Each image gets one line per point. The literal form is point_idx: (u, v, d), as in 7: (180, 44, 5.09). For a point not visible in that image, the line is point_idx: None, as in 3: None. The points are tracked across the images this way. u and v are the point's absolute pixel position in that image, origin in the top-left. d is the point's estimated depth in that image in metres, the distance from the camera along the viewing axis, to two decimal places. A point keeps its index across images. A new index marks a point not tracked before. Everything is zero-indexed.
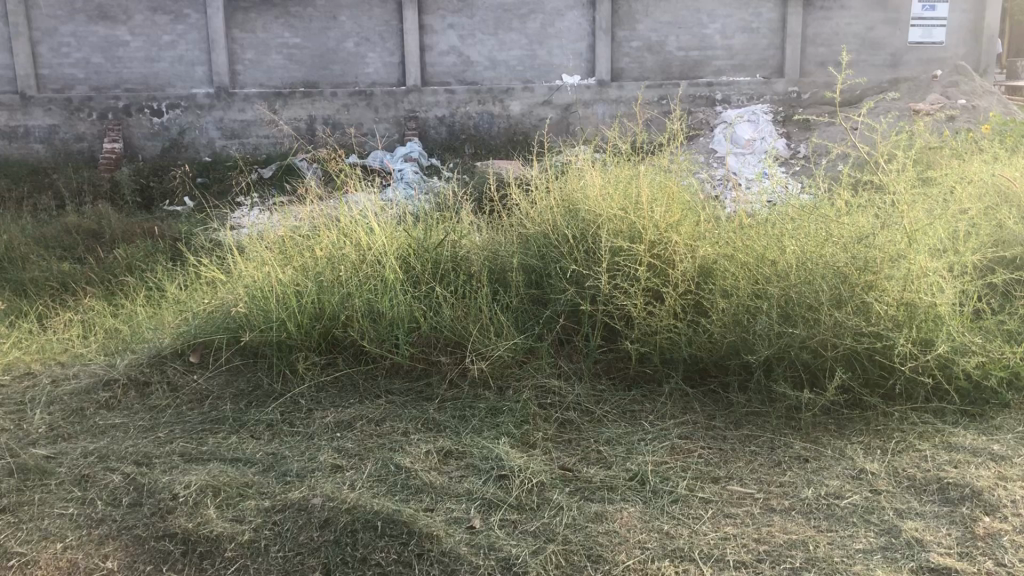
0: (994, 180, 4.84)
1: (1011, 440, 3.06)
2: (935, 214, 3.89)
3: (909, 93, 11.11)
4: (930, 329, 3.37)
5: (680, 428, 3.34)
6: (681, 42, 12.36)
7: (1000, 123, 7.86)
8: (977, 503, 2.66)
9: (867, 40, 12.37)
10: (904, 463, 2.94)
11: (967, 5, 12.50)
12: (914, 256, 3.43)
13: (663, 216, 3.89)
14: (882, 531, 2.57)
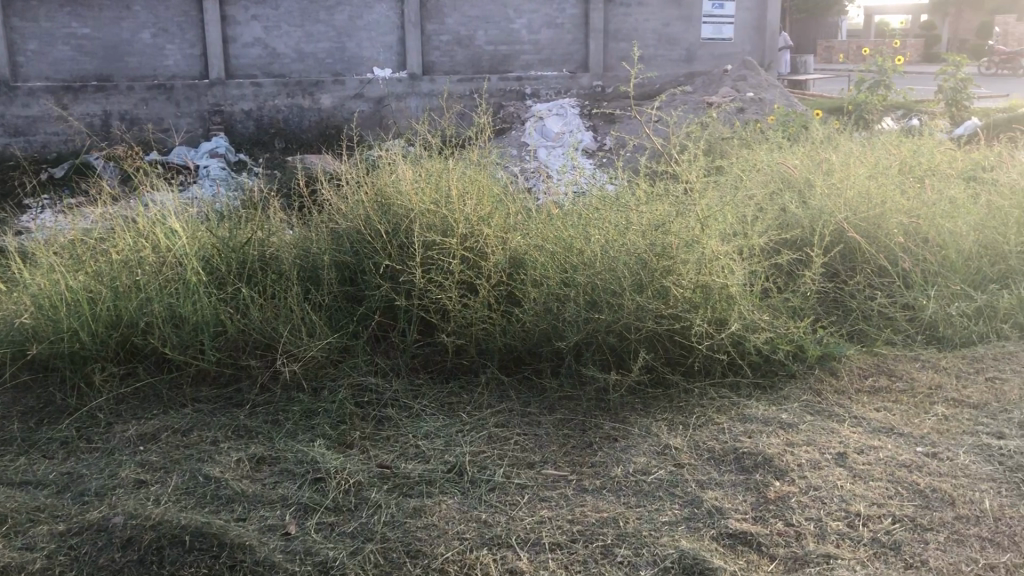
0: (777, 167, 5.20)
1: (797, 409, 3.30)
2: (725, 201, 4.14)
3: (704, 86, 11.83)
4: (723, 309, 3.59)
5: (496, 417, 3.39)
6: (489, 36, 12.50)
7: (783, 114, 8.43)
8: (769, 469, 2.86)
9: (664, 36, 12.92)
10: (705, 436, 3.12)
11: (750, 4, 13.29)
12: (706, 240, 3.64)
13: (474, 209, 3.93)
14: (686, 503, 2.72)
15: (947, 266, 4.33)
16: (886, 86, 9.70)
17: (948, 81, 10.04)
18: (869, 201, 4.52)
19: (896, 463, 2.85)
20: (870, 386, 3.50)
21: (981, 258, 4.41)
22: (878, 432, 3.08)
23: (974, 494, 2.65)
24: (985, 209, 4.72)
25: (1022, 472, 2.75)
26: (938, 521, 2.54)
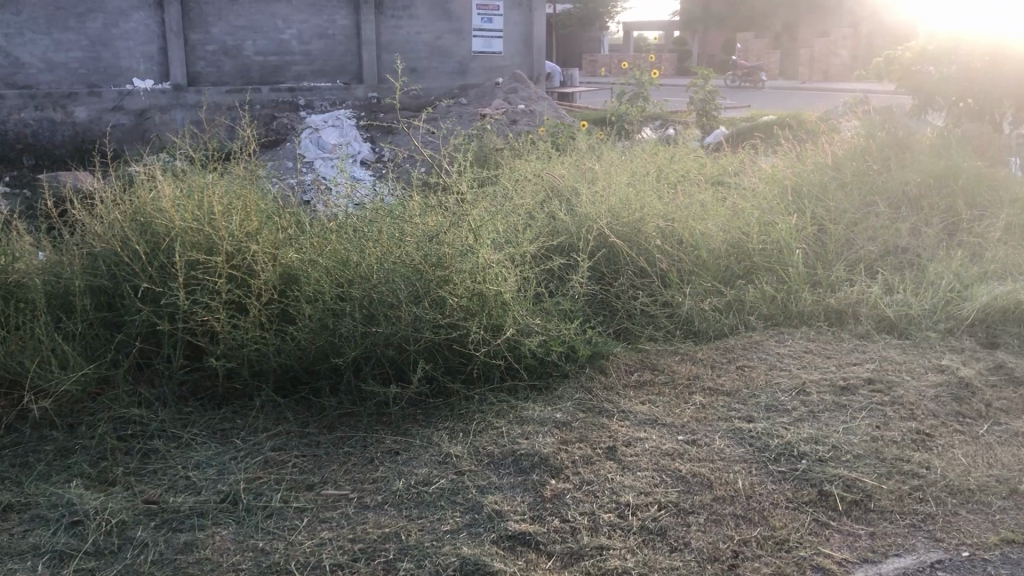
0: (544, 177, 5.40)
1: (570, 407, 3.43)
2: (495, 210, 4.24)
3: (477, 98, 12.10)
4: (499, 315, 3.64)
5: (273, 440, 3.28)
6: (258, 46, 11.83)
7: (553, 125, 8.73)
8: (545, 468, 2.94)
9: (437, 49, 12.98)
10: (484, 442, 3.16)
11: (518, 18, 13.83)
12: (480, 249, 3.69)
13: (240, 225, 3.78)
14: (467, 509, 2.75)
15: (699, 264, 4.66)
16: (643, 98, 10.36)
17: (698, 93, 10.80)
18: (628, 208, 4.78)
19: (661, 452, 3.02)
20: (636, 381, 3.69)
21: (729, 256, 4.77)
22: (644, 424, 3.26)
23: (729, 475, 2.86)
24: (731, 210, 5.12)
25: (769, 451, 2.99)
26: (698, 504, 2.71)
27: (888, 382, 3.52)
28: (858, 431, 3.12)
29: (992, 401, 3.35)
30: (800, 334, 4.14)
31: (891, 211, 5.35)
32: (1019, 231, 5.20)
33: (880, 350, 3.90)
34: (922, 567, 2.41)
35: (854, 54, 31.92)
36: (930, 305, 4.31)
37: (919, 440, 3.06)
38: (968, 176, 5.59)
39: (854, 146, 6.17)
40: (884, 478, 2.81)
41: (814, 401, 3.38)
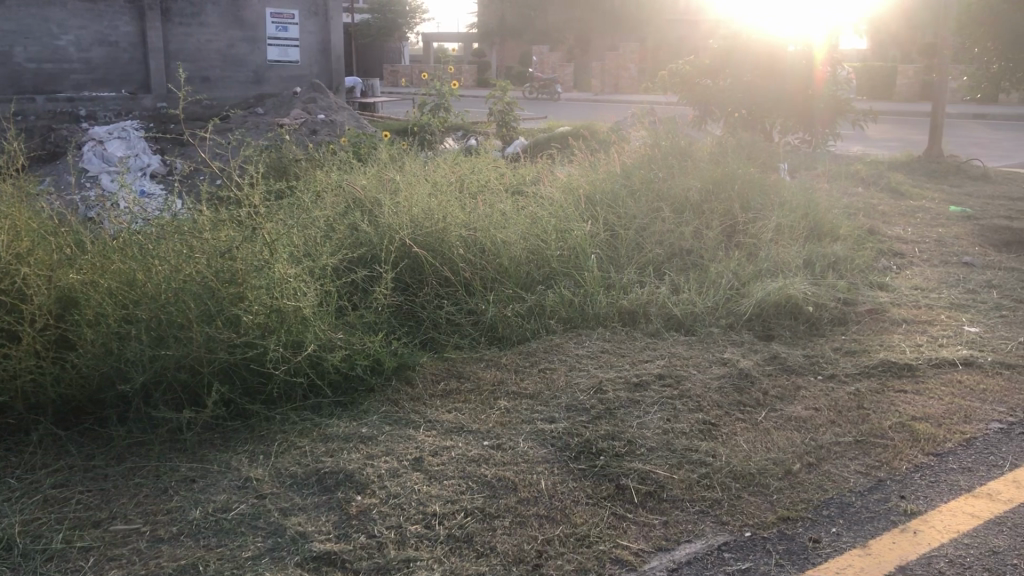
0: (345, 188, 5.31)
1: (375, 421, 3.39)
2: (290, 224, 4.14)
3: (275, 108, 11.78)
4: (299, 331, 3.56)
5: (54, 477, 3.04)
6: (30, 53, 10.72)
7: (355, 135, 8.62)
8: (350, 485, 2.89)
9: (230, 57, 12.50)
10: (287, 463, 3.07)
11: (313, 27, 13.57)
12: (274, 264, 3.60)
13: (9, 245, 3.49)
14: (269, 534, 2.66)
15: (501, 272, 4.74)
16: (444, 108, 10.46)
17: (496, 104, 10.97)
18: (430, 217, 4.79)
19: (466, 459, 3.05)
20: (442, 390, 3.70)
21: (529, 263, 4.89)
22: (449, 433, 3.28)
23: (532, 477, 2.92)
24: (529, 218, 5.23)
25: (569, 450, 3.09)
26: (503, 508, 2.76)
27: (677, 376, 3.73)
28: (651, 425, 3.28)
29: (769, 389, 3.61)
30: (597, 335, 4.30)
31: (676, 215, 5.64)
32: (789, 232, 5.64)
33: (669, 347, 4.12)
34: (710, 550, 2.52)
35: (642, 68, 33.66)
36: (713, 303, 4.59)
37: (706, 430, 3.25)
38: (741, 182, 6.02)
39: (642, 156, 6.49)
40: (674, 468, 2.96)
41: (611, 398, 3.52)
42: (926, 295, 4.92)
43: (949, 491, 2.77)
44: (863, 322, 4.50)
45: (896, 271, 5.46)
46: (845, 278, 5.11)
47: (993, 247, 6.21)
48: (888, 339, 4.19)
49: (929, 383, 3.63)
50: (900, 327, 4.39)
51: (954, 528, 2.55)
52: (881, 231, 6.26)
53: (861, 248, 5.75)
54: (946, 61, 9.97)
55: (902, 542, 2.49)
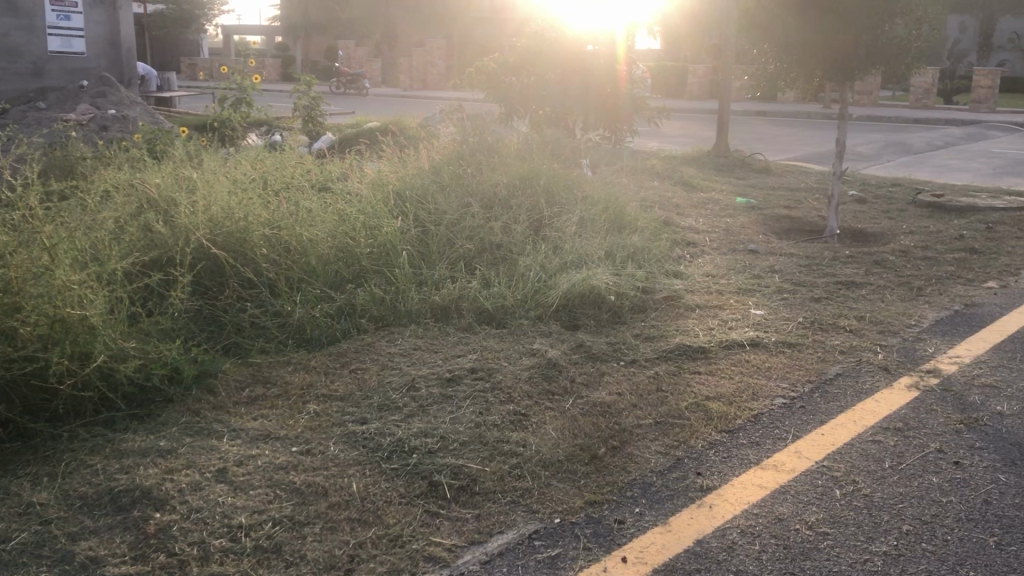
0: (139, 188, 5.01)
1: (175, 433, 3.21)
2: (73, 227, 3.88)
3: (58, 102, 10.95)
4: (86, 341, 3.32)
5: None
6: None
7: (151, 131, 8.15)
8: (147, 503, 2.73)
9: (4, 47, 11.51)
10: (76, 484, 2.85)
11: (99, 17, 12.66)
12: (55, 271, 3.36)
13: None
14: (56, 562, 2.47)
15: (308, 272, 4.62)
16: (246, 103, 10.09)
17: (301, 99, 10.68)
18: (230, 217, 4.60)
19: (274, 467, 2.95)
20: (247, 397, 3.55)
21: (337, 261, 4.77)
22: (256, 440, 3.16)
23: (343, 480, 2.87)
24: (335, 215, 5.12)
25: (382, 450, 3.05)
26: (313, 514, 2.69)
27: (489, 369, 3.76)
28: (463, 419, 3.30)
29: (575, 376, 3.72)
30: (409, 332, 4.28)
31: (485, 211, 5.68)
32: (591, 225, 5.83)
33: (480, 341, 4.15)
34: (521, 540, 2.56)
35: (450, 64, 33.83)
36: (522, 296, 4.67)
37: (516, 421, 3.30)
38: (546, 177, 6.16)
39: (450, 152, 6.52)
40: (487, 461, 2.99)
41: (424, 395, 3.51)
42: (717, 281, 5.23)
43: (740, 465, 2.94)
44: (661, 309, 4.72)
45: (689, 260, 5.77)
46: (644, 267, 5.34)
47: (775, 235, 6.69)
48: (683, 324, 4.42)
49: (721, 363, 3.85)
50: (694, 312, 4.64)
51: (744, 500, 2.71)
52: (676, 223, 6.59)
53: (658, 238, 6.03)
54: (728, 62, 10.64)
55: (699, 518, 2.62)
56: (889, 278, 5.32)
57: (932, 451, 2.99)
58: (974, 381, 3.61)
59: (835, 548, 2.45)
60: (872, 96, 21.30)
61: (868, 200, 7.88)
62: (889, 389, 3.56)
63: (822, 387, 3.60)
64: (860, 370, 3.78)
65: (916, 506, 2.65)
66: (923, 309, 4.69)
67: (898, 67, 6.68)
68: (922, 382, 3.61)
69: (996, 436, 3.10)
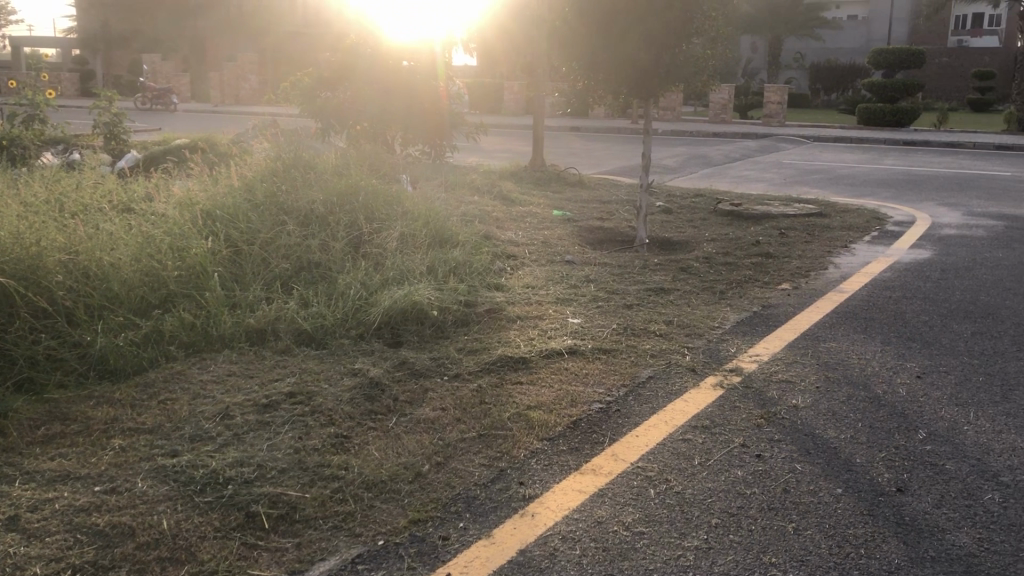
0: None
1: None
2: None
3: None
4: None
5: None
6: None
7: None
8: None
9: None
10: None
11: None
12: None
13: None
14: None
15: (109, 299, 4.36)
16: (39, 120, 9.42)
17: (101, 115, 10.08)
18: (20, 244, 4.30)
19: (74, 510, 2.74)
20: (44, 436, 3.29)
21: (143, 286, 4.52)
22: (53, 482, 2.93)
23: (152, 517, 2.70)
24: (139, 238, 4.86)
25: (194, 483, 2.90)
26: (119, 557, 2.52)
27: (308, 392, 3.66)
28: (282, 445, 3.19)
29: (398, 395, 3.68)
30: (223, 358, 4.10)
31: (301, 228, 5.54)
32: (412, 241, 5.80)
33: (299, 363, 4.04)
34: (344, 565, 2.50)
35: (262, 80, 32.92)
36: (342, 314, 4.59)
37: (337, 443, 3.23)
38: (364, 193, 6.09)
39: (263, 169, 6.34)
40: (307, 487, 2.90)
41: (239, 423, 3.37)
42: (536, 292, 5.33)
43: (560, 472, 3.00)
44: (483, 321, 4.75)
45: (510, 272, 5.85)
46: (465, 281, 5.37)
47: (589, 246, 6.91)
48: (505, 335, 4.48)
49: (541, 373, 3.93)
50: (515, 323, 4.71)
51: (564, 506, 2.77)
52: (496, 236, 6.68)
53: (478, 252, 6.09)
54: (542, 78, 10.93)
55: (521, 527, 2.65)
56: (694, 283, 5.61)
57: (737, 446, 3.17)
58: (772, 378, 3.85)
59: (650, 547, 2.54)
60: (675, 111, 22.46)
61: (675, 210, 8.29)
62: (697, 389, 3.74)
63: (636, 390, 3.74)
64: (670, 372, 3.96)
65: (723, 499, 2.79)
66: (725, 311, 4.98)
67: (696, 85, 7.06)
68: (726, 380, 3.82)
69: (792, 428, 3.32)
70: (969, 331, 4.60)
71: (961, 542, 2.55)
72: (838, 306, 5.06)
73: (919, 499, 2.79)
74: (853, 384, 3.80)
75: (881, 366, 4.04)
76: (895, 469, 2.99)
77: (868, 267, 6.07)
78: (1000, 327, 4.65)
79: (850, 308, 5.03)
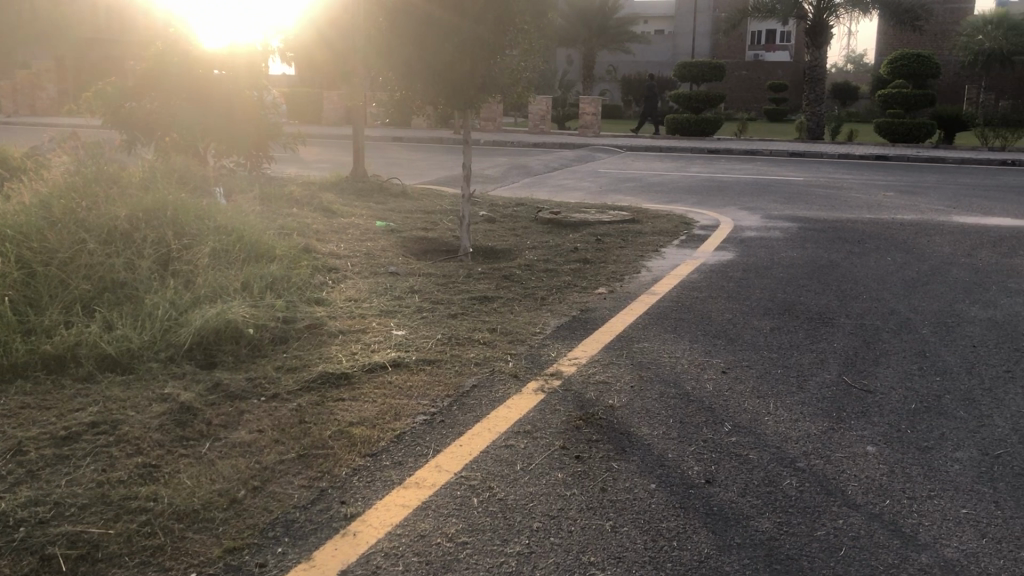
0: None
1: None
2: None
3: None
4: None
5: None
6: None
7: None
8: None
9: None
10: None
11: None
12: None
13: None
14: None
15: None
16: None
17: None
18: None
19: None
20: None
21: None
22: None
23: None
24: None
25: None
26: None
27: (112, 422, 3.44)
28: (83, 480, 2.98)
29: (212, 419, 3.51)
30: (15, 389, 3.77)
31: (104, 246, 5.21)
32: (225, 256, 5.58)
33: (102, 391, 3.78)
34: None
35: (61, 89, 30.83)
36: (149, 337, 4.33)
37: (145, 474, 3.05)
38: (173, 208, 5.79)
39: (60, 183, 5.91)
40: (111, 523, 2.72)
41: (34, 458, 3.12)
42: (358, 305, 5.25)
43: (383, 488, 2.95)
44: (303, 338, 4.62)
45: (331, 285, 5.73)
46: (283, 296, 5.21)
47: (413, 256, 6.88)
48: (325, 351, 4.38)
49: (363, 388, 3.86)
50: (336, 338, 4.61)
51: (387, 522, 2.73)
52: (316, 249, 6.52)
53: (297, 266, 5.92)
54: (361, 90, 10.81)
55: (343, 547, 2.59)
56: (516, 291, 5.69)
57: (557, 448, 3.23)
58: (590, 380, 3.96)
59: (474, 556, 2.54)
60: (496, 121, 22.80)
61: (497, 219, 8.39)
62: (519, 395, 3.79)
63: (459, 400, 3.74)
64: (493, 380, 3.99)
65: (544, 503, 2.84)
66: (546, 317, 5.08)
67: (511, 96, 7.20)
68: (547, 385, 3.90)
69: (609, 428, 3.42)
70: (769, 327, 4.90)
71: (763, 528, 2.70)
72: (650, 308, 5.27)
73: (725, 488, 2.94)
74: (665, 382, 3.96)
75: (691, 364, 4.23)
76: (704, 462, 3.14)
77: (677, 269, 6.36)
78: (795, 322, 4.99)
79: (661, 309, 5.24)
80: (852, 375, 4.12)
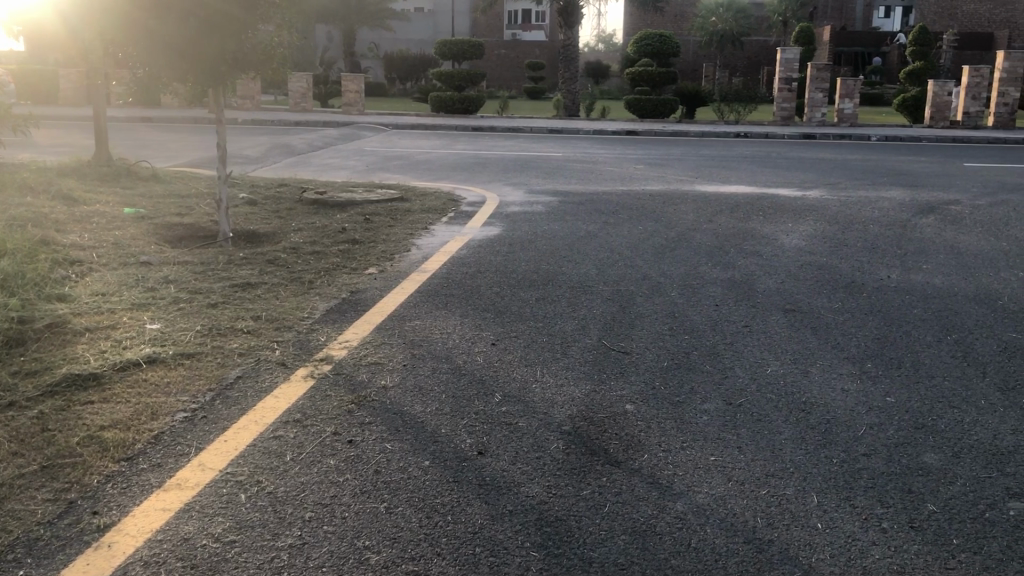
0: None
1: None
2: None
3: None
4: None
5: None
6: None
7: None
8: None
9: None
10: None
11: None
12: None
13: None
14: None
15: None
16: None
17: None
18: None
19: None
20: None
21: None
22: None
23: None
24: None
25: None
26: None
27: None
28: None
29: None
30: None
31: None
32: None
33: None
34: None
35: None
36: None
37: None
38: None
39: None
40: None
41: None
42: (106, 299, 4.87)
43: (141, 493, 2.76)
44: (43, 339, 4.21)
45: (75, 279, 5.28)
46: (18, 294, 4.73)
47: (166, 243, 6.47)
48: (70, 351, 4.02)
49: (114, 388, 3.58)
50: (82, 336, 4.25)
51: (146, 528, 2.56)
52: (55, 240, 5.97)
53: (33, 259, 5.39)
54: (96, 67, 9.95)
55: (96, 561, 2.39)
56: (281, 275, 5.50)
57: (329, 435, 3.16)
58: (361, 362, 3.90)
59: (242, 554, 2.43)
60: (253, 100, 21.88)
61: (258, 202, 8.07)
62: (287, 383, 3.68)
63: (222, 393, 3.57)
64: (259, 369, 3.84)
65: (316, 491, 2.76)
66: (314, 301, 4.95)
67: (267, 73, 6.92)
68: (317, 370, 3.80)
69: (381, 409, 3.39)
70: (533, 297, 5.05)
71: (533, 492, 2.78)
72: (420, 285, 5.28)
73: (496, 458, 3.00)
74: (436, 358, 3.98)
75: (461, 338, 4.27)
76: (476, 434, 3.18)
77: (445, 246, 6.41)
78: (557, 292, 5.17)
79: (431, 286, 5.26)
80: (611, 338, 4.33)
